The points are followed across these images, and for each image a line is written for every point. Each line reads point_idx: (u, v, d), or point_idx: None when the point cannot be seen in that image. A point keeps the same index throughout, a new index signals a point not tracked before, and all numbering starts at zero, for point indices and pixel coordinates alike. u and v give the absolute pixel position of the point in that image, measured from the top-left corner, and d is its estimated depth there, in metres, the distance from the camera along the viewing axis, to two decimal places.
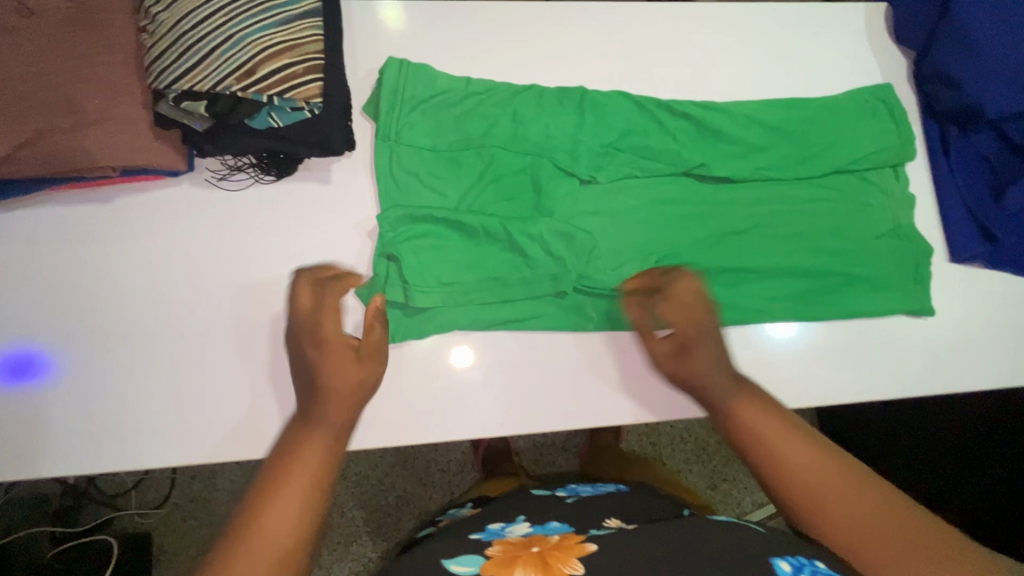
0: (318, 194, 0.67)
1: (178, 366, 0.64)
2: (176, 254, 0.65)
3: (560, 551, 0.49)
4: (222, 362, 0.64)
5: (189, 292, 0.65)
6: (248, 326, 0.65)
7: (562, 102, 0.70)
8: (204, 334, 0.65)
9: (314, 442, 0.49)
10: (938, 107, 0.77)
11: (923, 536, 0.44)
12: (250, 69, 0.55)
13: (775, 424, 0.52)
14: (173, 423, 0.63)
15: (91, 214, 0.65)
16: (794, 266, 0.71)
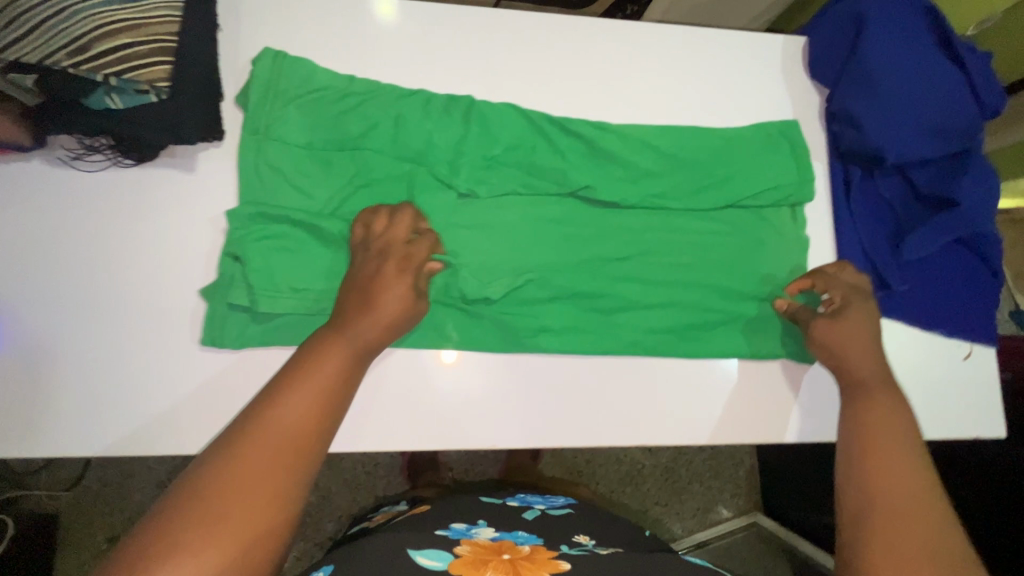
0: (181, 183, 0.64)
1: (22, 351, 0.61)
2: (30, 234, 0.62)
3: (533, 563, 0.54)
4: (71, 350, 0.61)
5: (42, 274, 0.62)
6: (100, 315, 0.62)
7: (448, 110, 0.68)
8: (54, 319, 0.62)
9: (330, 357, 0.52)
10: (844, 147, 0.74)
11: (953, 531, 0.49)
12: (84, 46, 0.51)
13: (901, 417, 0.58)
14: (16, 410, 0.61)
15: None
16: (676, 298, 0.70)
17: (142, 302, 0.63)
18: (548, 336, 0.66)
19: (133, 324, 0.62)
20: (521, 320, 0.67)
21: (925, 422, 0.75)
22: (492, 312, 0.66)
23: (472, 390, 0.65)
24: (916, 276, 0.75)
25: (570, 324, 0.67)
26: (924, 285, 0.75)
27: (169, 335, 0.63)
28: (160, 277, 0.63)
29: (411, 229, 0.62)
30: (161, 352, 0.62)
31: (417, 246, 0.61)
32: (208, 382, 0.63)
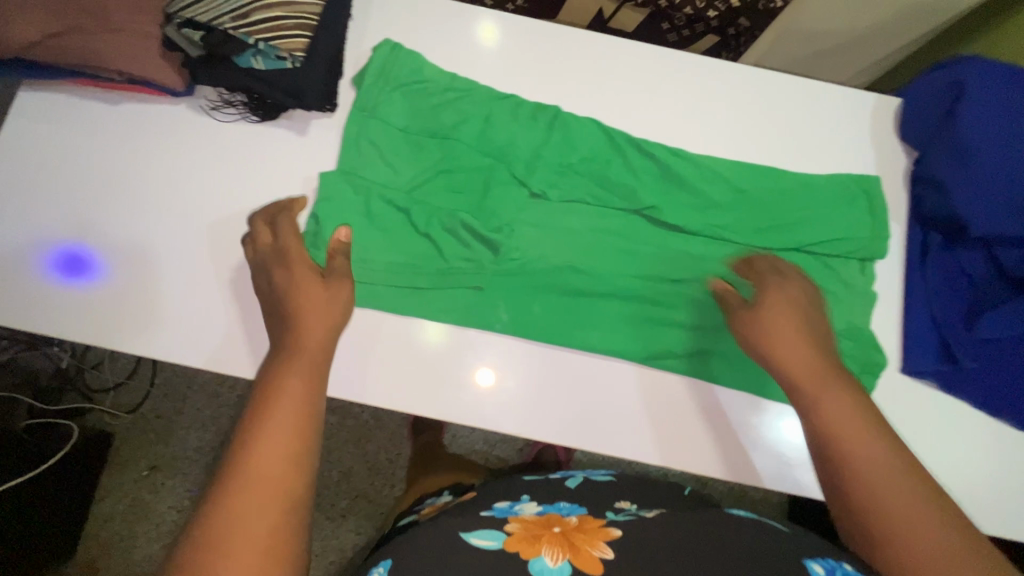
0: (293, 142, 0.73)
1: (121, 257, 0.69)
2: (154, 161, 0.72)
3: (587, 534, 0.52)
4: (158, 264, 0.69)
5: (153, 195, 0.71)
6: (191, 240, 0.70)
7: (534, 116, 0.73)
8: (150, 235, 0.70)
9: (285, 388, 0.52)
10: (926, 211, 0.73)
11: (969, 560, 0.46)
12: (246, 13, 0.61)
13: (866, 435, 0.54)
14: (97, 307, 0.68)
15: (91, 108, 0.72)
16: (723, 328, 0.70)
17: (229, 236, 0.71)
18: (591, 342, 0.68)
19: (214, 253, 0.70)
20: (568, 320, 0.68)
21: (982, 516, 0.69)
22: (542, 309, 0.68)
23: (508, 379, 0.67)
24: (993, 360, 0.69)
25: (614, 333, 0.69)
26: (1002, 369, 0.69)
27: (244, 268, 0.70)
28: (247, 218, 0.71)
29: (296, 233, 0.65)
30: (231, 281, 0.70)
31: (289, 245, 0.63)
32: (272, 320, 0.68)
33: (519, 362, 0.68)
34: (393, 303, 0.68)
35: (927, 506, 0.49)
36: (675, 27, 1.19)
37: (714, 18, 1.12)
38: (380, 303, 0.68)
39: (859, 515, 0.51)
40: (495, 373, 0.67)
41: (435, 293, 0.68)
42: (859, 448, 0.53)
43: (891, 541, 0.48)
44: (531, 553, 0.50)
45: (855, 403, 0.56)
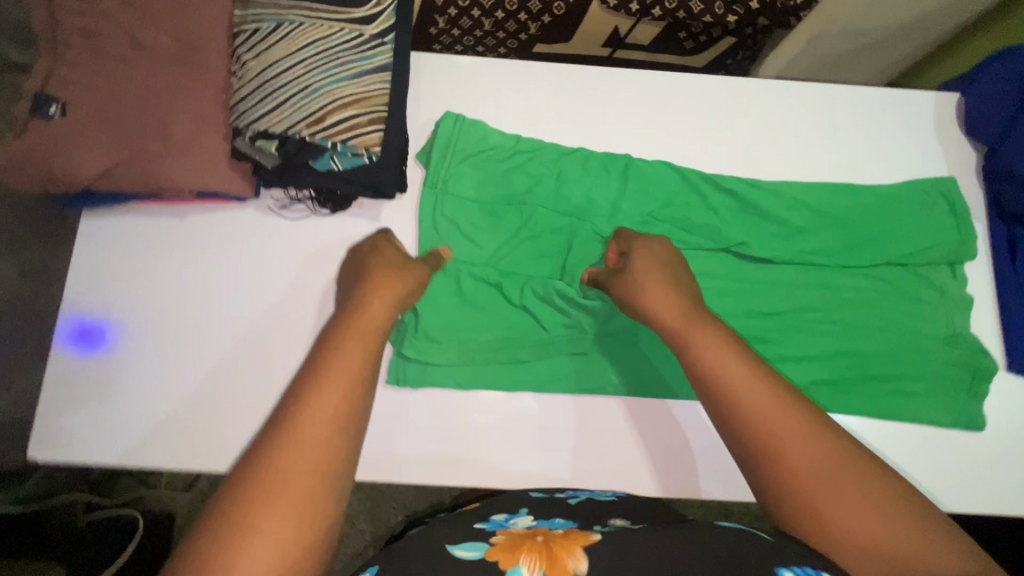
0: (367, 229, 0.70)
1: (189, 374, 0.67)
2: (208, 270, 0.70)
3: (567, 540, 0.46)
4: (227, 374, 0.67)
5: (211, 305, 0.69)
6: (257, 345, 0.68)
7: (606, 167, 0.72)
8: (215, 346, 0.68)
9: (340, 361, 0.45)
10: (1007, 206, 0.73)
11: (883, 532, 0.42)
12: (322, 117, 0.60)
13: (783, 430, 0.45)
14: (169, 428, 0.66)
15: (140, 225, 0.71)
16: (828, 355, 0.70)
17: (299, 336, 0.68)
18: None
19: (284, 355, 0.68)
20: (676, 371, 0.68)
21: None
22: (649, 363, 0.68)
23: (630, 441, 0.67)
24: None
25: None
26: None
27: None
28: (312, 315, 0.69)
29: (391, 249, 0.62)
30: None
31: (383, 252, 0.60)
32: (385, 419, 0.66)
33: (639, 422, 0.67)
34: (503, 382, 0.67)
35: (875, 483, 0.44)
36: (693, 35, 1.18)
37: (733, 22, 1.12)
38: (489, 384, 0.67)
39: (796, 511, 0.44)
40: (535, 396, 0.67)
41: (542, 364, 0.68)
42: (792, 440, 0.45)
43: (856, 521, 0.42)
44: (509, 562, 0.44)
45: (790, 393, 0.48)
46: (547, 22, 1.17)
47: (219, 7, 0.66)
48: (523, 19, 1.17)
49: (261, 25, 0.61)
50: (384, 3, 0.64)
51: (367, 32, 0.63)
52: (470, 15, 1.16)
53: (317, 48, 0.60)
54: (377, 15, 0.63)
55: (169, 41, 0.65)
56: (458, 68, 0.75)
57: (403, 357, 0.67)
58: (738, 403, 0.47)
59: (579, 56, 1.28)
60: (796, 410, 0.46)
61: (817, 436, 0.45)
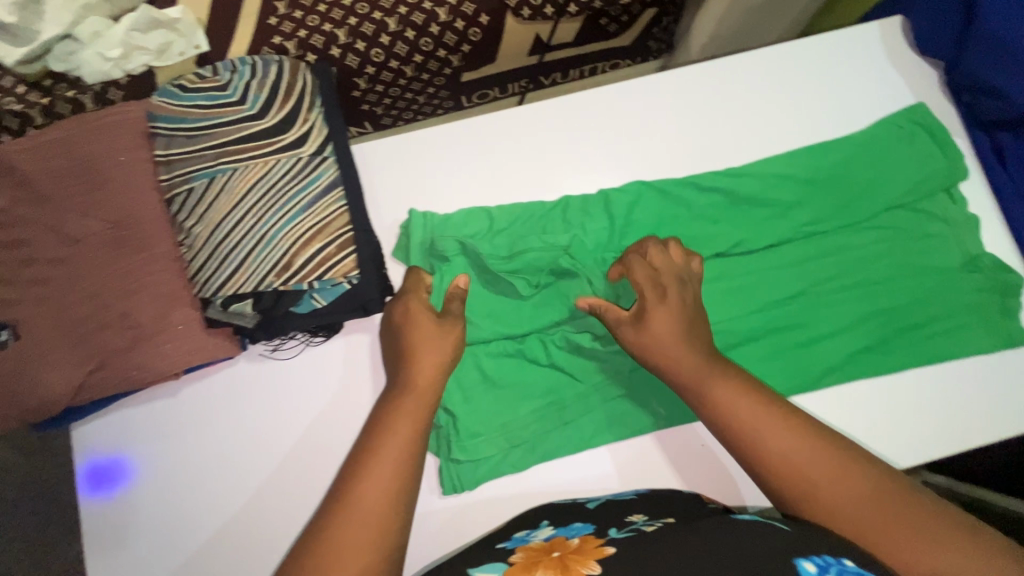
0: (371, 344, 0.66)
1: (220, 556, 0.63)
2: (211, 444, 0.65)
3: (582, 555, 0.46)
4: (272, 549, 0.63)
5: (236, 479, 0.64)
6: (293, 508, 0.64)
7: (587, 209, 0.68)
8: (253, 521, 0.63)
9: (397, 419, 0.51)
10: (983, 117, 0.72)
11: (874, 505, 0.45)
12: (288, 263, 0.56)
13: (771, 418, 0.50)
14: None
15: (133, 415, 0.66)
16: (862, 318, 0.68)
17: (323, 481, 0.64)
18: None
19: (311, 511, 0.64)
20: None
21: None
22: None
23: (704, 468, 0.64)
24: None
25: (764, 369, 0.66)
26: None
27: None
28: (328, 459, 0.64)
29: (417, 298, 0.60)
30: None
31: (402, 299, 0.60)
32: (454, 528, 0.63)
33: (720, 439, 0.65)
34: (558, 451, 0.64)
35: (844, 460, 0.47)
36: (614, 19, 1.18)
37: None
38: (545, 456, 0.64)
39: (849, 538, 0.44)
40: (592, 458, 0.65)
41: (586, 419, 0.66)
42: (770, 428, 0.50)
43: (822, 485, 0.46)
44: None
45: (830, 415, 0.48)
46: (468, 50, 1.15)
47: (143, 174, 0.62)
48: (442, 55, 1.14)
49: (192, 184, 0.58)
50: (311, 117, 0.61)
51: (303, 152, 0.59)
52: (389, 67, 1.12)
53: (257, 191, 0.57)
54: (309, 131, 0.60)
55: (102, 225, 0.61)
56: (406, 151, 0.71)
57: (452, 460, 0.64)
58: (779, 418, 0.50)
59: (508, 72, 1.24)
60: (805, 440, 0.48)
61: (859, 471, 0.46)
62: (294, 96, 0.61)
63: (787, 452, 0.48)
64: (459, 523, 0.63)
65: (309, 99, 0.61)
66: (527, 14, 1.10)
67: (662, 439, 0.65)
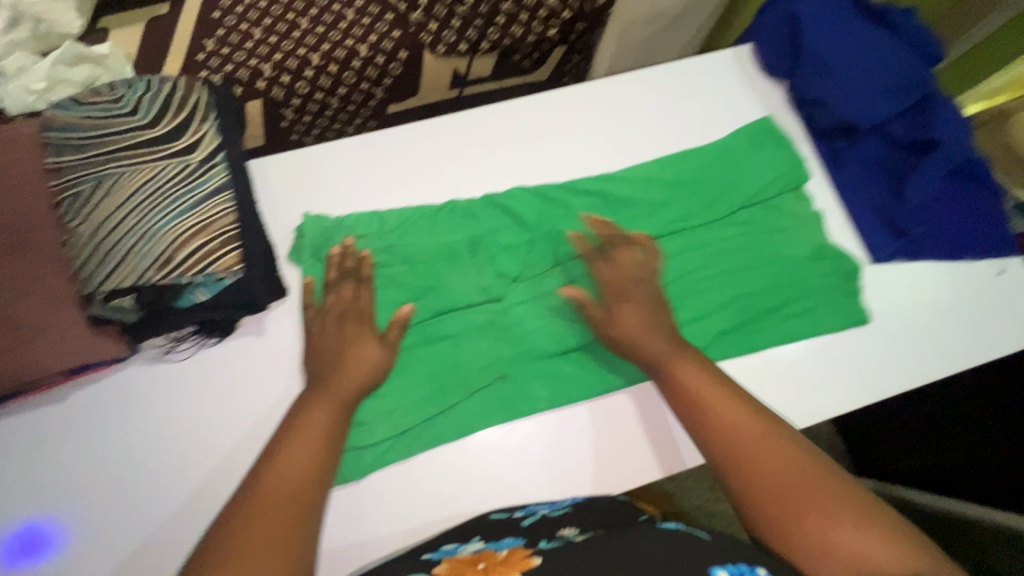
0: (264, 344, 0.70)
1: (108, 558, 0.63)
2: (101, 447, 0.65)
3: (507, 567, 0.48)
4: (163, 549, 0.63)
5: (128, 481, 0.65)
6: (189, 512, 0.64)
7: (473, 214, 0.74)
8: (144, 521, 0.64)
9: (317, 406, 0.61)
10: (820, 127, 0.83)
11: (810, 478, 0.53)
12: (168, 258, 0.59)
13: (720, 400, 0.59)
14: None
15: (19, 421, 0.65)
16: (724, 303, 0.75)
17: (213, 478, 0.65)
18: (630, 376, 0.70)
19: (201, 510, 0.64)
20: (599, 364, 0.71)
21: (982, 345, 0.78)
22: (569, 368, 0.70)
23: (585, 449, 0.68)
24: (930, 214, 0.80)
25: None
26: (941, 219, 0.80)
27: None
28: (220, 456, 0.66)
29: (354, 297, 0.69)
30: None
31: (350, 302, 0.68)
32: (344, 520, 0.64)
33: (600, 419, 0.69)
34: (443, 438, 0.67)
35: (786, 434, 0.57)
36: (526, 56, 1.27)
37: (555, 34, 1.23)
38: (429, 444, 0.67)
39: (771, 532, 0.52)
40: (478, 445, 0.67)
41: (469, 406, 0.68)
42: (725, 411, 0.59)
43: (757, 448, 0.56)
44: None
45: (749, 413, 0.58)
46: (390, 83, 1.23)
47: None
48: (366, 87, 1.22)
49: (81, 189, 0.61)
50: (202, 128, 0.65)
51: (192, 160, 0.63)
52: (315, 99, 1.20)
53: (143, 192, 0.61)
54: (199, 140, 0.65)
55: None
56: (302, 161, 0.75)
57: None
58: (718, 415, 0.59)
59: (431, 104, 1.32)
60: (753, 417, 0.58)
61: (782, 446, 0.55)
62: (186, 109, 0.66)
63: (741, 430, 0.57)
64: (347, 514, 0.65)
65: (201, 111, 0.66)
66: (442, 49, 1.20)
67: (543, 423, 0.68)
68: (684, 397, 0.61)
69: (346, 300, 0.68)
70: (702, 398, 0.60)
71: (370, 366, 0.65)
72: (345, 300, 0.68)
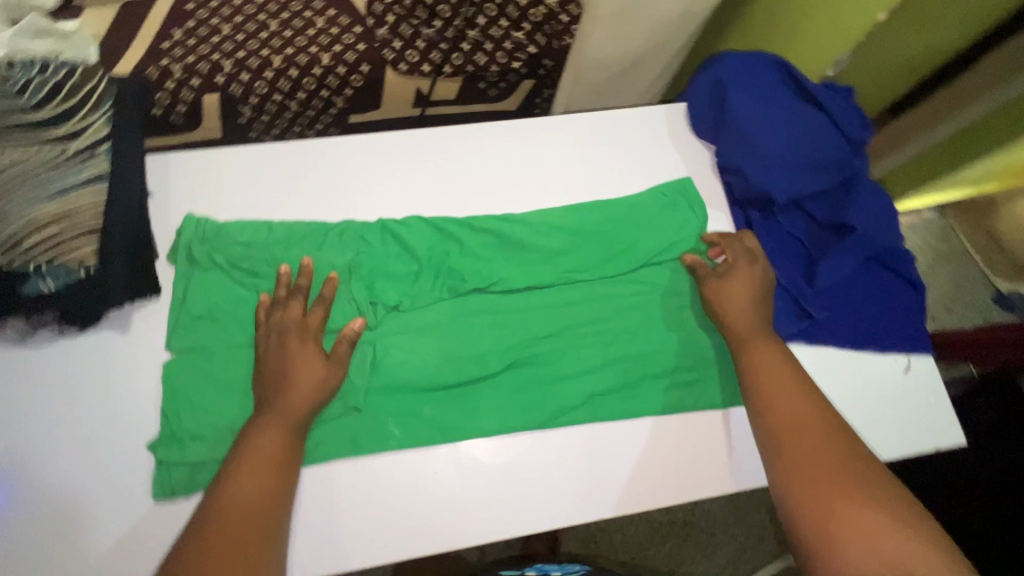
0: (124, 342, 0.68)
1: None
2: None
3: None
4: None
5: None
6: (26, 506, 0.62)
7: (364, 238, 0.73)
8: None
9: (269, 428, 0.61)
10: (737, 195, 0.81)
11: (807, 462, 0.61)
12: (19, 242, 0.61)
13: (792, 391, 0.66)
14: None
15: None
16: (605, 363, 0.72)
17: (41, 473, 0.63)
18: (487, 426, 0.68)
19: (23, 506, 0.62)
20: (462, 409, 0.68)
21: (878, 443, 0.74)
22: (431, 410, 0.68)
23: (431, 497, 0.65)
24: (839, 299, 0.77)
25: (505, 401, 0.69)
26: (851, 305, 0.77)
27: (103, 513, 0.62)
28: (53, 451, 0.64)
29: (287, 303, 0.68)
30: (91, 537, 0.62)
31: (306, 325, 0.67)
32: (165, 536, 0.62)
33: (453, 467, 0.66)
34: None
35: (839, 429, 0.63)
36: (493, 83, 1.24)
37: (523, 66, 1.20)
38: None
39: (813, 533, 0.57)
40: (318, 478, 0.64)
41: (314, 435, 0.65)
42: (788, 398, 0.66)
43: (814, 436, 0.63)
44: None
45: (819, 412, 0.65)
46: (352, 93, 1.20)
47: None
48: (327, 95, 1.18)
49: None
50: (91, 117, 0.65)
51: (71, 148, 0.64)
52: (273, 99, 1.17)
53: (9, 174, 0.61)
54: (83, 128, 0.65)
55: None
56: (201, 164, 0.75)
57: (169, 462, 0.63)
58: (775, 408, 0.65)
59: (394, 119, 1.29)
60: (820, 415, 0.64)
61: (837, 436, 0.63)
62: (79, 96, 0.65)
63: (789, 414, 0.65)
64: (169, 530, 0.62)
65: (94, 100, 0.66)
66: (404, 67, 1.17)
67: (391, 464, 0.66)
68: (760, 391, 0.67)
69: (267, 303, 0.68)
70: (761, 388, 0.67)
71: (315, 389, 0.64)
72: (274, 305, 0.68)
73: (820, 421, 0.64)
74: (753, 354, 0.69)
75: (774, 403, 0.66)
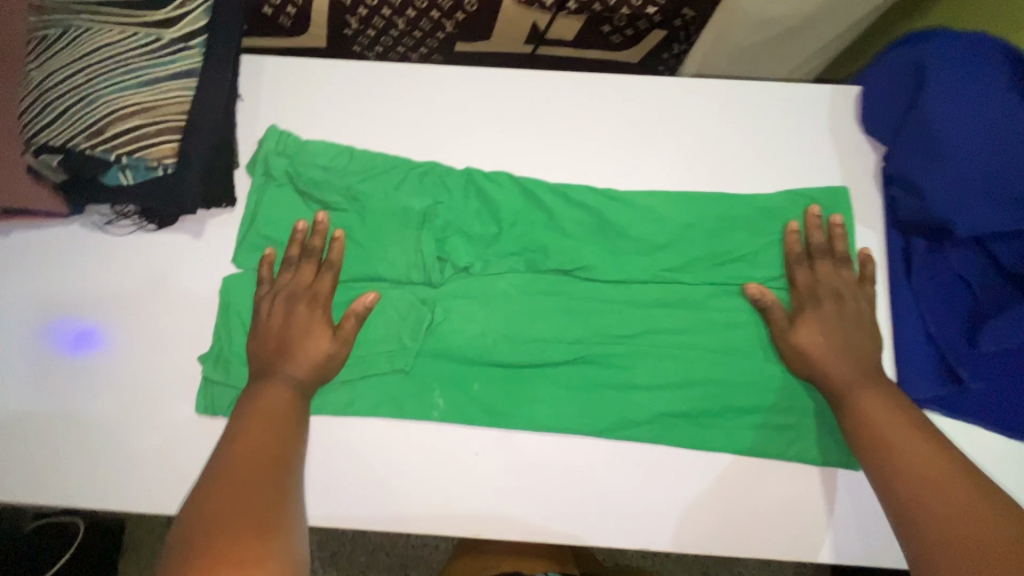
0: (194, 247, 0.66)
1: None
2: (17, 290, 0.66)
3: None
4: (36, 408, 0.63)
5: (28, 332, 0.65)
6: (92, 392, 0.63)
7: (446, 184, 0.66)
8: (28, 376, 0.64)
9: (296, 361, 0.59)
10: (902, 215, 0.65)
11: (968, 520, 0.46)
12: (101, 129, 0.58)
13: (913, 439, 0.53)
14: None
15: None
16: (684, 381, 0.62)
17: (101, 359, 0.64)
18: (538, 419, 0.61)
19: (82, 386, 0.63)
20: (515, 394, 0.62)
21: None
22: (482, 387, 0.62)
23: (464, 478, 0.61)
24: (1002, 373, 0.61)
25: (564, 397, 0.62)
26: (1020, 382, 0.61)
27: (160, 418, 0.63)
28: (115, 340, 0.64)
29: (296, 270, 0.62)
30: (142, 442, 0.62)
31: (319, 286, 0.61)
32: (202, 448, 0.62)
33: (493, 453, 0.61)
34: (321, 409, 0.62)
35: (984, 482, 0.50)
36: (618, 29, 1.01)
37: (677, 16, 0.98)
38: None
39: None
40: (354, 430, 0.62)
41: (358, 386, 0.62)
42: (911, 446, 0.53)
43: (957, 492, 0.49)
44: None
45: (951, 461, 0.51)
46: (463, 19, 1.01)
47: None
48: (436, 17, 1.01)
49: (51, 33, 0.60)
50: (189, 3, 0.60)
51: (165, 35, 0.60)
52: (381, 14, 1.01)
53: (102, 55, 0.59)
54: (179, 15, 0.60)
55: None
56: (294, 75, 0.69)
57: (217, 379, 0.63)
58: (902, 454, 0.52)
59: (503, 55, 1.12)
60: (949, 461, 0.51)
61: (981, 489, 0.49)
62: None
63: (916, 466, 0.51)
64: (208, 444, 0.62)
65: None
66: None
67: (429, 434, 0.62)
68: (879, 441, 0.54)
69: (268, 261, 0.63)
70: (882, 435, 0.54)
71: (324, 351, 0.59)
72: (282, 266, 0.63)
73: (960, 475, 0.50)
74: (857, 395, 0.57)
75: (899, 451, 0.52)
